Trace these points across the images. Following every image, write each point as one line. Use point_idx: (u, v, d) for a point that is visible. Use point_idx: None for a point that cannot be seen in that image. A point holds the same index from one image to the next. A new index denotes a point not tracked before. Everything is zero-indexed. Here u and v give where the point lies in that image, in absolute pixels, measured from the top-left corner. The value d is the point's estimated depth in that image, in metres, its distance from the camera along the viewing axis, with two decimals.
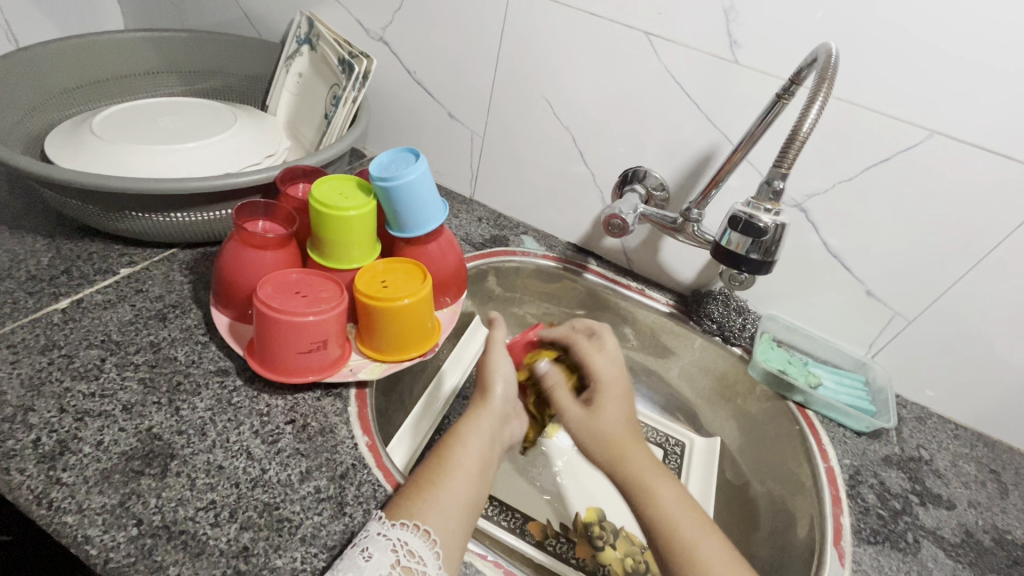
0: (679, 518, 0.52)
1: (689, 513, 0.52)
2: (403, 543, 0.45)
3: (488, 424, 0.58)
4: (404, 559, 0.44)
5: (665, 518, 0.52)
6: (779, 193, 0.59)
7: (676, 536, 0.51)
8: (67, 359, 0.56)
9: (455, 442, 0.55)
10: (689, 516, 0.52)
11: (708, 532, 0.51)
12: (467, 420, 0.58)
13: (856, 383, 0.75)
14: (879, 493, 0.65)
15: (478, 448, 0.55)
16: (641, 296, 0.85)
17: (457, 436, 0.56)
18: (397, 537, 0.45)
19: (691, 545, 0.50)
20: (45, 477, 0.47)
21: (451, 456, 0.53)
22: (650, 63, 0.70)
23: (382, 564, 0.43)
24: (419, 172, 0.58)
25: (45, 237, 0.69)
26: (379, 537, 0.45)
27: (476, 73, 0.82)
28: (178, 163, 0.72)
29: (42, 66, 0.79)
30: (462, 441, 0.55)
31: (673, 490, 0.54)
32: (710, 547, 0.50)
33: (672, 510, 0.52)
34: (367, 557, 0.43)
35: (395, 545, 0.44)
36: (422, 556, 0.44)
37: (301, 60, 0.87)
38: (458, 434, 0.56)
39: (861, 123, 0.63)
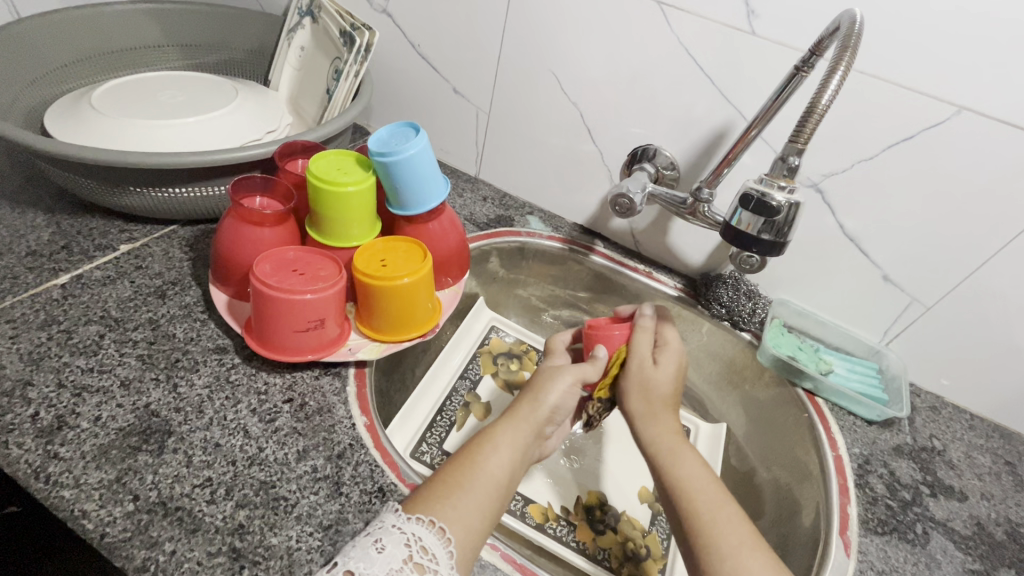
0: (701, 488, 0.51)
1: (709, 484, 0.52)
2: (417, 538, 0.43)
3: (528, 432, 0.55)
4: (417, 555, 0.43)
5: (688, 488, 0.51)
6: (795, 169, 0.56)
7: (695, 505, 0.50)
8: (66, 335, 0.56)
9: (485, 444, 0.53)
10: (710, 489, 0.51)
11: (722, 502, 0.50)
12: (504, 424, 0.55)
13: (869, 370, 0.73)
14: (889, 484, 0.63)
15: (509, 453, 0.53)
16: (648, 278, 0.83)
17: (490, 438, 0.54)
18: (412, 531, 0.44)
19: (712, 517, 0.49)
20: (43, 451, 0.47)
21: (478, 456, 0.51)
22: (662, 35, 0.67)
23: (394, 557, 0.42)
24: (419, 147, 0.56)
25: (45, 212, 0.69)
26: (394, 529, 0.44)
27: (481, 45, 0.79)
28: (179, 138, 0.71)
29: (40, 38, 0.78)
30: (493, 442, 0.53)
31: (695, 462, 0.54)
32: (732, 527, 0.48)
33: (692, 481, 0.52)
34: (379, 549, 0.42)
35: (409, 539, 0.43)
36: (435, 554, 0.43)
37: (303, 33, 0.85)
38: (490, 435, 0.54)
39: (883, 99, 0.60)
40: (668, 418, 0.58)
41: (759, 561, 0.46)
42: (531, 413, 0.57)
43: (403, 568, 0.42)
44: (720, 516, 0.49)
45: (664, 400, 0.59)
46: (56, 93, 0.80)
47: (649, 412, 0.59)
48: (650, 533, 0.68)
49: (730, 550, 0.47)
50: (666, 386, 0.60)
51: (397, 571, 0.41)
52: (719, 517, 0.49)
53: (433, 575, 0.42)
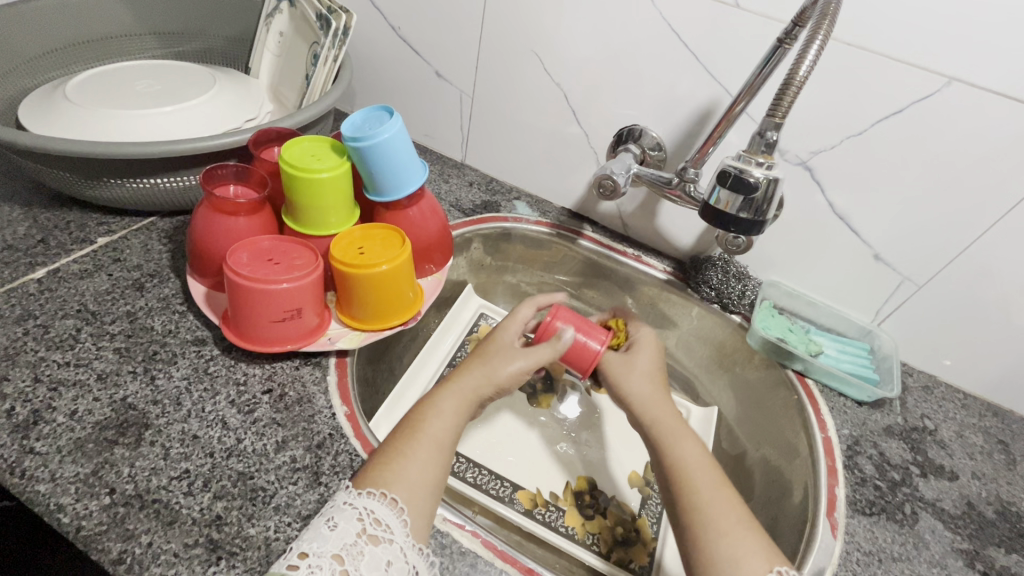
0: (695, 469, 0.51)
1: (709, 468, 0.51)
2: (370, 512, 0.43)
3: (471, 391, 0.54)
4: (370, 527, 0.43)
5: (686, 471, 0.51)
6: (774, 145, 0.55)
7: (691, 487, 0.50)
8: (42, 329, 0.55)
9: (432, 408, 0.52)
10: (705, 471, 0.51)
11: (721, 482, 0.50)
12: (447, 389, 0.54)
13: (859, 351, 0.72)
14: (878, 464, 0.63)
15: (454, 418, 0.52)
16: (637, 262, 0.82)
17: (432, 406, 0.52)
18: (363, 506, 0.44)
19: (710, 499, 0.49)
20: (18, 446, 0.47)
21: (423, 425, 0.51)
22: (645, 10, 0.65)
23: (347, 533, 0.42)
24: (394, 130, 0.55)
25: (22, 206, 0.68)
26: (345, 506, 0.44)
27: (462, 25, 0.77)
28: (155, 128, 0.70)
29: (13, 29, 0.76)
30: (438, 409, 0.52)
31: (696, 447, 0.53)
32: (728, 507, 0.49)
33: (691, 463, 0.52)
34: (331, 526, 0.42)
35: (361, 513, 0.43)
36: (389, 524, 0.43)
37: (281, 18, 0.83)
38: (433, 402, 0.53)
39: (872, 69, 0.58)
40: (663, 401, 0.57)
41: (751, 540, 0.47)
42: (465, 378, 0.55)
43: (357, 542, 0.42)
44: (715, 495, 0.49)
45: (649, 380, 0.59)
46: (32, 85, 0.79)
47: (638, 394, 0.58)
48: (640, 518, 0.68)
49: (726, 529, 0.47)
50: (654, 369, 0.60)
51: (351, 545, 0.41)
52: (718, 499, 0.49)
53: (389, 544, 0.42)
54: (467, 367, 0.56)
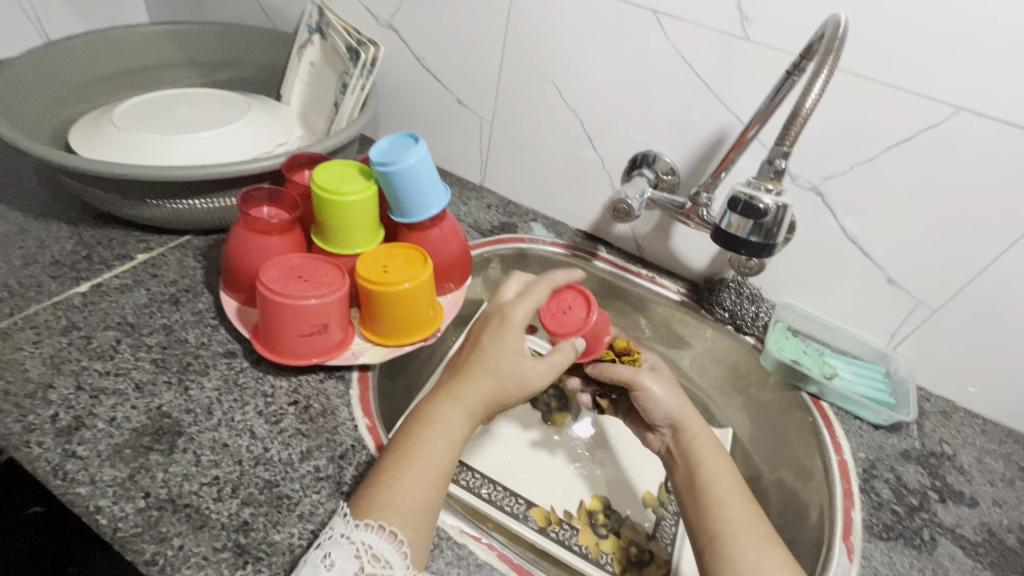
0: (721, 483, 0.55)
1: (732, 483, 0.56)
2: (368, 547, 0.44)
3: (471, 403, 0.52)
4: (368, 564, 0.44)
5: (711, 482, 0.55)
6: (782, 171, 0.56)
7: (716, 499, 0.54)
8: (85, 340, 0.59)
9: (432, 424, 0.51)
10: (733, 487, 0.55)
11: (748, 499, 0.55)
12: (446, 402, 0.52)
13: (875, 374, 0.72)
14: (896, 489, 0.62)
15: (451, 435, 0.51)
16: (651, 283, 0.84)
17: (429, 421, 0.51)
18: (361, 540, 0.44)
19: (734, 511, 0.53)
20: (61, 450, 0.49)
21: (420, 445, 0.50)
22: (657, 42, 0.68)
23: (346, 570, 0.43)
24: (419, 156, 0.58)
25: (68, 224, 0.72)
26: (342, 539, 0.45)
27: (481, 55, 0.81)
28: (194, 152, 0.74)
29: (68, 60, 0.82)
30: (435, 426, 0.51)
31: (721, 460, 0.58)
32: (756, 525, 0.52)
33: (718, 474, 0.56)
34: (329, 565, 0.43)
35: (358, 550, 0.44)
36: (387, 561, 0.44)
37: (313, 49, 0.88)
38: (431, 418, 0.51)
39: (880, 100, 0.60)
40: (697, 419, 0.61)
41: (776, 554, 0.50)
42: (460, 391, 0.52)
43: None
44: (742, 512, 0.53)
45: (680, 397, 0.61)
46: (82, 111, 0.84)
47: (679, 412, 0.60)
48: (654, 538, 0.68)
49: (754, 545, 0.50)
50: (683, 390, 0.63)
51: None
52: (740, 513, 0.53)
53: None
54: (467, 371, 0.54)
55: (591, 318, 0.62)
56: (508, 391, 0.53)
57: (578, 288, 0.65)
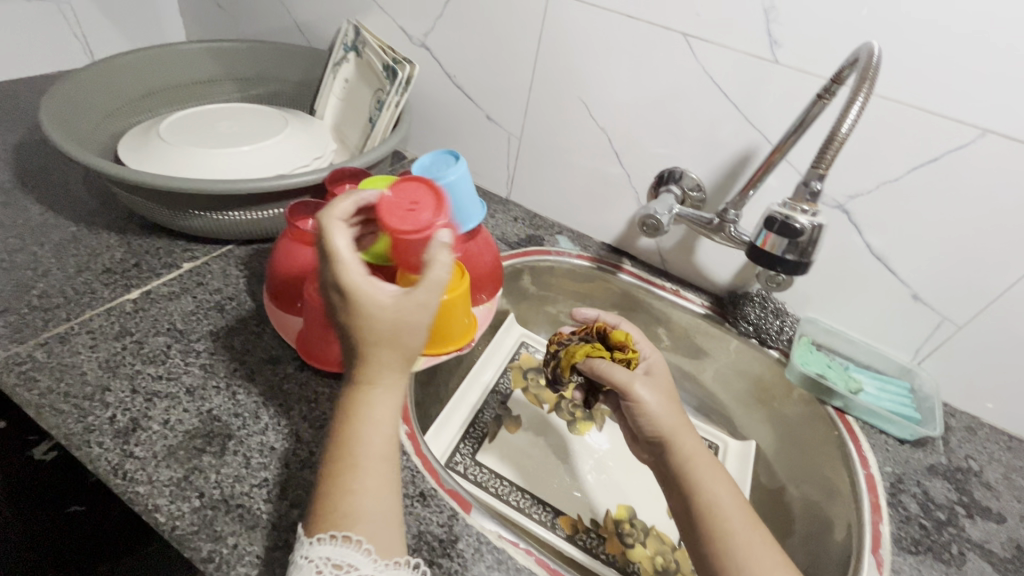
0: (725, 506, 0.52)
1: (736, 504, 0.52)
2: (326, 560, 0.41)
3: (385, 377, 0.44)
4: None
5: (715, 504, 0.52)
6: (818, 194, 0.58)
7: (721, 525, 0.51)
8: (138, 345, 0.61)
9: (360, 421, 0.43)
10: (736, 509, 0.52)
11: (753, 522, 0.51)
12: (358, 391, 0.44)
13: (899, 390, 0.73)
14: (923, 503, 0.63)
15: (379, 421, 0.44)
16: (675, 296, 0.85)
17: (349, 416, 0.44)
18: (319, 556, 0.41)
19: (740, 536, 0.50)
20: (120, 450, 0.52)
21: (352, 446, 0.43)
22: (686, 63, 0.70)
23: None
24: (460, 174, 0.61)
25: (117, 233, 0.75)
26: (302, 560, 0.42)
27: (512, 74, 0.84)
28: (237, 165, 0.77)
29: (118, 77, 0.86)
30: (363, 416, 0.44)
31: (721, 479, 0.54)
32: (765, 549, 0.49)
33: (720, 497, 0.53)
34: None
35: (316, 565, 0.41)
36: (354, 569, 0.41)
37: (348, 67, 0.92)
38: (348, 416, 0.44)
39: (907, 122, 0.62)
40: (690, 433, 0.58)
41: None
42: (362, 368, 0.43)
43: None
44: (749, 536, 0.50)
45: (670, 406, 0.59)
46: (128, 125, 0.88)
47: (667, 427, 0.58)
48: (680, 549, 0.69)
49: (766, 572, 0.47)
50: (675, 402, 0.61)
51: None
52: (748, 537, 0.50)
53: None
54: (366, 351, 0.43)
55: (439, 220, 0.50)
56: (408, 343, 0.43)
57: (425, 182, 0.52)
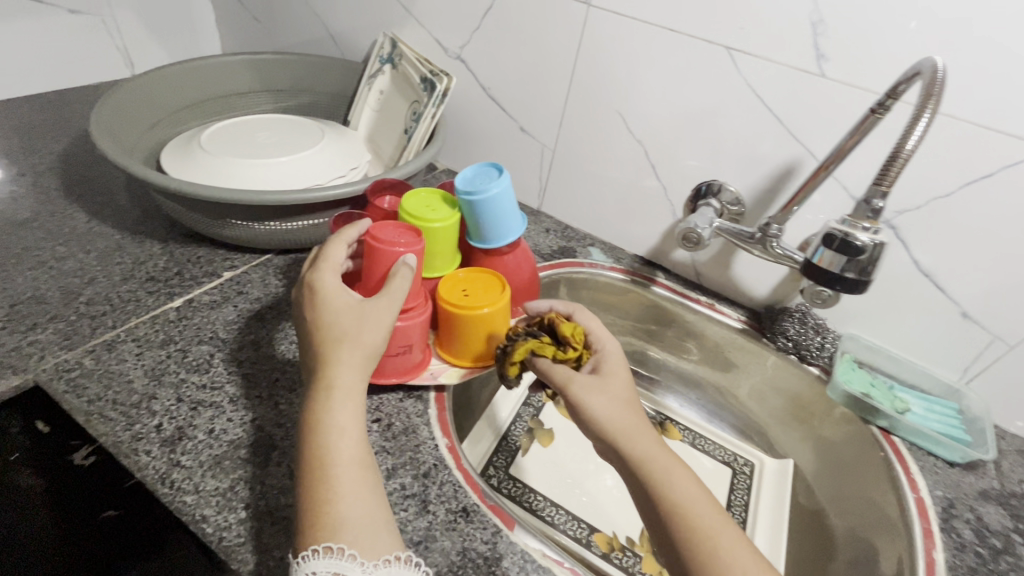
0: (693, 506, 0.45)
1: (704, 502, 0.46)
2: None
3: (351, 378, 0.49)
4: None
5: (683, 511, 0.45)
6: (881, 212, 0.57)
7: (692, 534, 0.44)
8: (182, 353, 0.62)
9: (326, 430, 0.47)
10: (705, 506, 0.45)
11: (724, 520, 0.45)
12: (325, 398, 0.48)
13: (948, 410, 0.71)
14: (977, 529, 0.61)
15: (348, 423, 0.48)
16: (710, 310, 0.84)
17: (318, 426, 0.47)
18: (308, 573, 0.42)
19: (714, 542, 0.43)
20: (167, 459, 0.52)
21: (325, 453, 0.46)
22: (729, 77, 0.70)
23: None
24: (503, 187, 0.60)
25: (160, 241, 0.77)
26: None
27: (548, 86, 0.84)
28: (277, 176, 0.78)
29: (162, 88, 0.88)
30: (330, 424, 0.47)
31: (685, 476, 0.47)
32: (742, 551, 0.43)
33: (686, 499, 0.46)
34: None
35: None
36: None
37: (383, 78, 0.93)
38: (317, 426, 0.47)
39: (961, 136, 0.60)
40: (643, 428, 0.50)
41: None
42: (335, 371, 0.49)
43: None
44: (724, 541, 0.43)
45: (619, 404, 0.52)
46: (169, 136, 0.89)
47: (616, 429, 0.50)
48: None
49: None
50: (626, 398, 0.53)
51: None
52: (723, 542, 0.43)
53: None
54: (334, 354, 0.50)
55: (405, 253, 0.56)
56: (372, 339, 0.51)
57: (396, 225, 0.59)
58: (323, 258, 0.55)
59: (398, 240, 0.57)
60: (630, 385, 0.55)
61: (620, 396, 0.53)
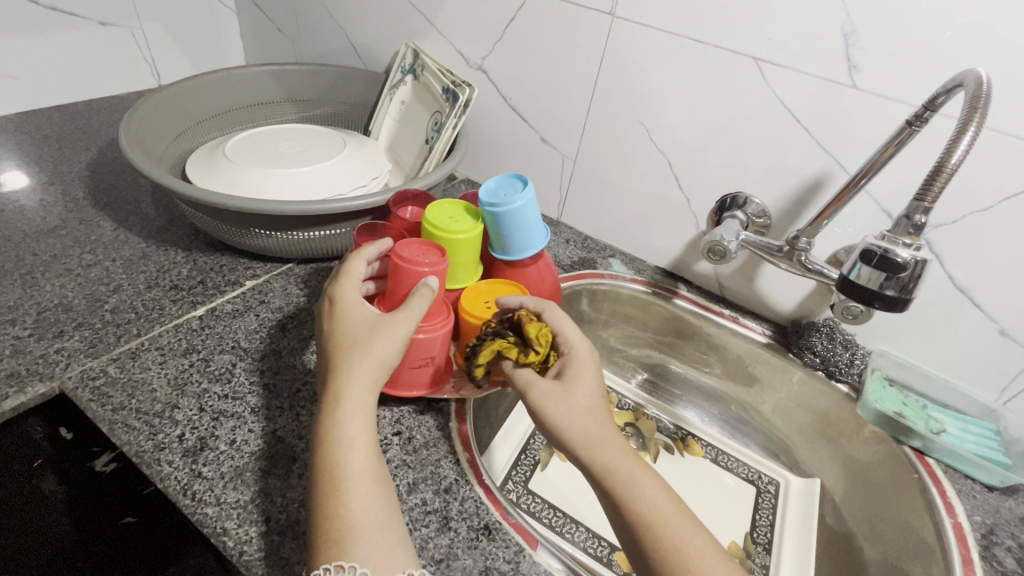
0: (664, 518, 0.44)
1: (674, 511, 0.45)
2: None
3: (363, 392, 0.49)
4: None
5: (653, 524, 0.44)
6: (921, 228, 0.55)
7: (664, 547, 0.43)
8: (204, 363, 0.62)
9: (338, 445, 0.46)
10: (675, 516, 0.45)
11: (694, 529, 0.45)
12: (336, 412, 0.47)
13: (985, 432, 0.68)
14: (1020, 558, 0.58)
15: (360, 437, 0.47)
16: (734, 323, 0.82)
17: (330, 440, 0.46)
18: None
19: (687, 555, 0.43)
20: (189, 470, 0.52)
21: (336, 469, 0.45)
22: (756, 88, 0.69)
23: None
24: (527, 199, 0.60)
25: (184, 250, 0.77)
26: None
27: (570, 97, 0.84)
28: (300, 186, 0.78)
29: (188, 99, 0.89)
30: (341, 438, 0.46)
31: (654, 484, 0.46)
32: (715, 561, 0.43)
33: (656, 511, 0.45)
34: None
35: None
36: None
37: (405, 89, 0.93)
38: (328, 440, 0.46)
39: (1000, 149, 0.58)
40: (610, 437, 0.49)
41: None
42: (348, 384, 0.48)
43: None
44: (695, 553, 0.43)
45: (587, 413, 0.50)
46: (194, 145, 0.91)
47: (584, 442, 0.48)
48: None
49: None
50: (591, 404, 0.51)
51: None
52: (695, 553, 0.43)
53: None
54: (347, 366, 0.49)
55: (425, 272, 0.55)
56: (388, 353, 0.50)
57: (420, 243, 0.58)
58: (345, 272, 0.56)
59: (422, 260, 0.56)
60: (597, 389, 0.52)
61: (589, 404, 0.51)
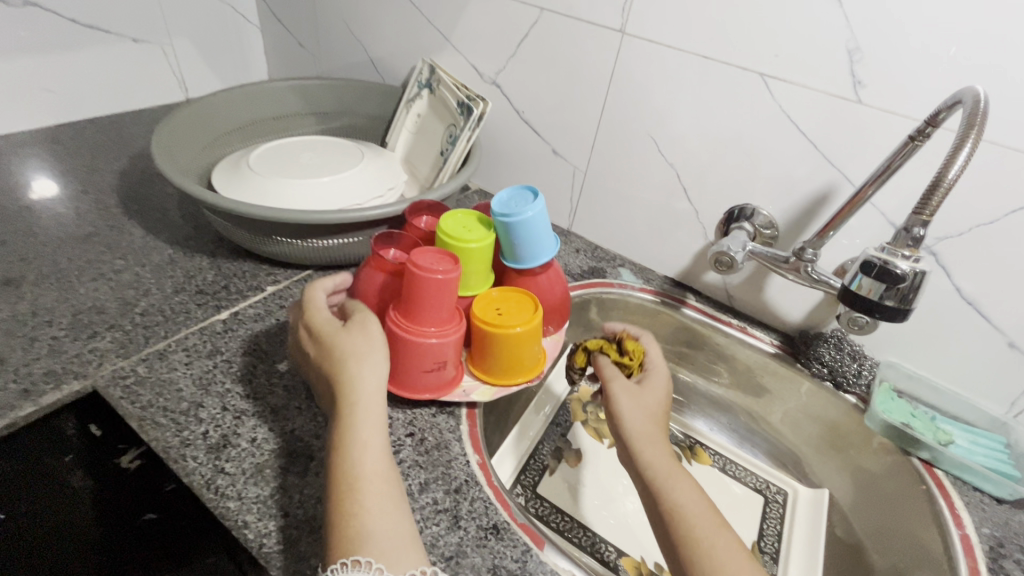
0: (694, 511, 0.48)
1: (704, 509, 0.48)
2: None
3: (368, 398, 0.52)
4: None
5: (685, 515, 0.48)
6: (919, 240, 0.56)
7: (690, 536, 0.47)
8: (227, 364, 0.65)
9: (351, 447, 0.49)
10: (705, 513, 0.48)
11: (721, 526, 0.47)
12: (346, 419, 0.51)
13: (995, 444, 0.68)
14: None
15: (370, 438, 0.50)
16: (742, 333, 0.83)
17: (343, 443, 0.49)
18: None
19: (711, 544, 0.46)
20: (212, 466, 0.54)
21: (351, 469, 0.48)
22: (762, 103, 0.70)
23: None
24: (537, 210, 0.62)
25: (209, 256, 0.81)
26: None
27: (581, 110, 0.86)
28: (319, 196, 0.82)
29: (214, 112, 0.93)
30: (353, 441, 0.49)
31: (689, 484, 0.50)
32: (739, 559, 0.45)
33: (687, 505, 0.49)
34: None
35: None
36: None
37: (421, 102, 0.96)
38: (341, 445, 0.49)
39: (1005, 163, 0.59)
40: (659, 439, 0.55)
41: None
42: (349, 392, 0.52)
43: None
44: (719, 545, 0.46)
45: (645, 413, 0.57)
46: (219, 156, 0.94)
47: (633, 434, 0.55)
48: None
49: None
50: (656, 415, 0.57)
51: None
52: (719, 544, 0.46)
53: None
54: (345, 373, 0.53)
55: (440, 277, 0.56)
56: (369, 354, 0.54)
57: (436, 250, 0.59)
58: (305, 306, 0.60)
59: (436, 266, 0.57)
60: (662, 404, 0.59)
61: (645, 408, 0.57)
